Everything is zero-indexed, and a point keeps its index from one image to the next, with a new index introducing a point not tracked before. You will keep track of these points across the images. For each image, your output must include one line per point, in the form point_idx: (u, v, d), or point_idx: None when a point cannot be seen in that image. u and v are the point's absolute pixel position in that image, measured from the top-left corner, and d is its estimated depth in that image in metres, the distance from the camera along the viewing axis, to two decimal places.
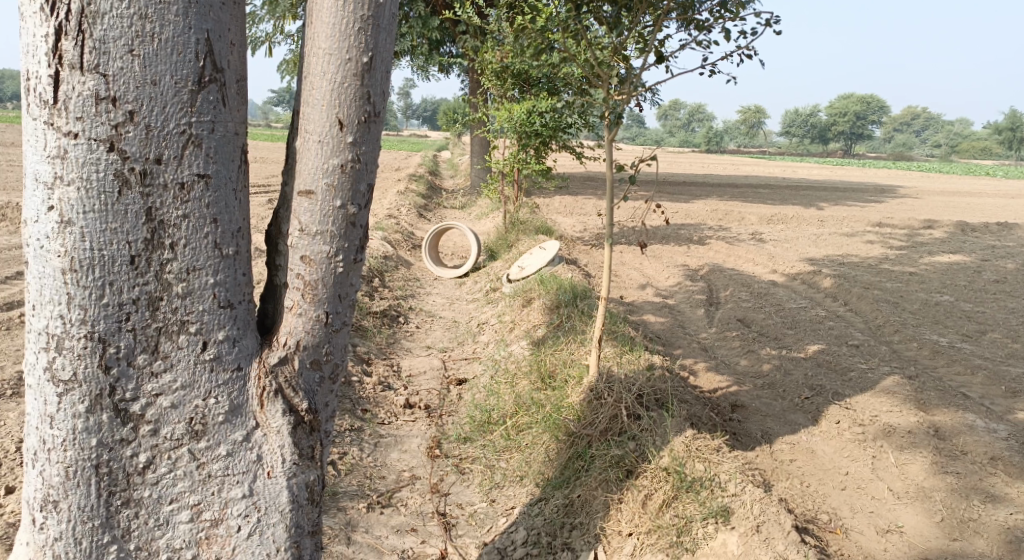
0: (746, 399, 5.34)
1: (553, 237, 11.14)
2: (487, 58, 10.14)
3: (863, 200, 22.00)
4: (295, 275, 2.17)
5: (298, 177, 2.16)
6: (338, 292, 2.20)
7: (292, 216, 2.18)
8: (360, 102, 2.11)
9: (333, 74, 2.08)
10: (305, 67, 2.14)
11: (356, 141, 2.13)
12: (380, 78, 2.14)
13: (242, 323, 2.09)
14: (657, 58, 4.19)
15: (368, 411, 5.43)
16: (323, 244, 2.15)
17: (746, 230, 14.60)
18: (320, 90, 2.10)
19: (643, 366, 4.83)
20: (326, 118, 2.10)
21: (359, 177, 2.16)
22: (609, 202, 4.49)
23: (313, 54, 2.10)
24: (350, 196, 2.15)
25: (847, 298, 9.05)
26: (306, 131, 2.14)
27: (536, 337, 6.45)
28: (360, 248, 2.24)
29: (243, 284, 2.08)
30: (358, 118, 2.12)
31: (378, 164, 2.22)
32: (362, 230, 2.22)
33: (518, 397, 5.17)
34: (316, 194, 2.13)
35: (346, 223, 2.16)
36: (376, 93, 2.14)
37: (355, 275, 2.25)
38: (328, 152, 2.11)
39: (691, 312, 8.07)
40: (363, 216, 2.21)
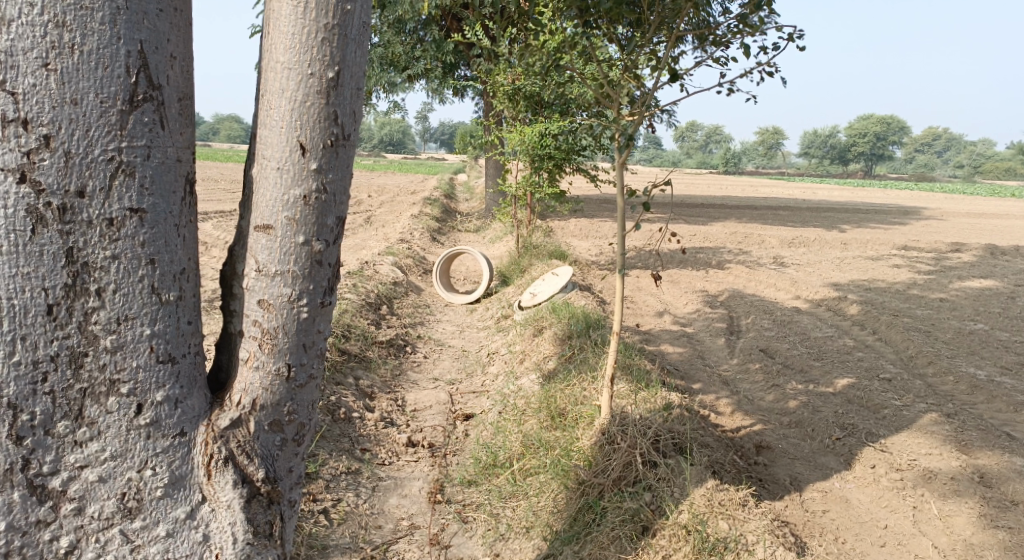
0: (771, 439, 4.97)
1: (567, 262, 10.83)
2: (498, 81, 9.91)
3: (886, 222, 21.54)
4: (253, 321, 1.88)
5: (256, 210, 1.89)
6: (304, 341, 1.91)
7: (248, 254, 1.90)
8: (326, 123, 1.84)
9: (293, 91, 1.82)
10: (262, 83, 1.89)
11: (322, 168, 1.85)
12: (348, 96, 1.88)
13: (187, 380, 1.81)
14: (672, 76, 3.88)
15: (368, 451, 5.11)
16: (284, 287, 1.86)
17: (766, 254, 14.23)
18: (279, 110, 1.84)
19: (660, 406, 4.49)
20: (286, 142, 1.83)
21: (325, 209, 1.88)
22: (621, 230, 4.15)
23: (271, 69, 1.85)
24: (316, 231, 1.87)
25: (875, 327, 8.63)
26: (264, 156, 1.88)
27: (547, 370, 6.12)
28: (330, 290, 1.95)
29: (187, 333, 1.79)
30: (324, 142, 1.84)
31: (348, 195, 1.93)
32: (331, 270, 1.94)
33: (527, 436, 4.83)
34: (276, 228, 1.86)
35: (311, 263, 1.88)
36: (345, 112, 1.87)
37: (324, 322, 1.95)
38: (289, 181, 1.84)
39: (711, 341, 7.70)
40: (332, 253, 1.92)
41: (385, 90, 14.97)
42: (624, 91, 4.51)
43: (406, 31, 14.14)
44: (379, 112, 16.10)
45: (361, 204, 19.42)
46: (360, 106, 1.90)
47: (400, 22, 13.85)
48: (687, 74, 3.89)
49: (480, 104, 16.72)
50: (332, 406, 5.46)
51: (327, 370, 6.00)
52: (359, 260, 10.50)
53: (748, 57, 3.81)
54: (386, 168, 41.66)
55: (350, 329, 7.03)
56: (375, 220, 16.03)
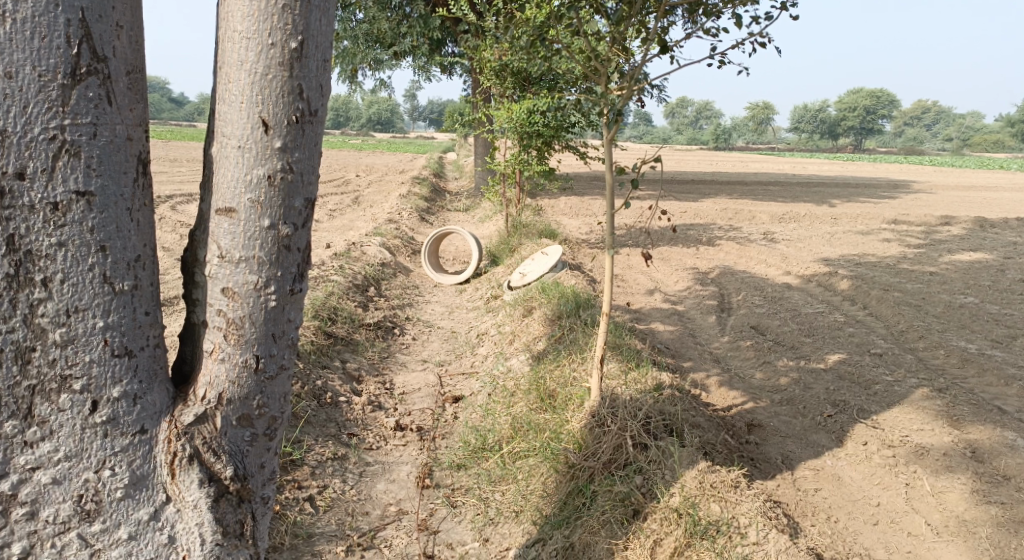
0: (763, 418, 4.90)
1: (557, 240, 10.71)
2: (485, 57, 9.72)
3: (876, 196, 21.46)
4: (218, 310, 1.83)
5: (217, 193, 1.83)
6: (272, 331, 1.85)
7: (211, 239, 1.84)
8: (290, 98, 1.78)
9: (254, 63, 1.76)
10: (221, 58, 1.84)
11: (287, 144, 1.79)
12: (313, 70, 1.82)
13: (146, 375, 1.79)
14: (661, 48, 3.74)
15: (356, 435, 5.02)
16: (251, 274, 1.80)
17: (757, 230, 14.14)
18: (239, 84, 1.78)
19: (650, 386, 4.41)
20: (248, 118, 1.78)
21: (291, 189, 1.81)
22: (609, 208, 4.02)
23: (229, 43, 1.80)
24: (282, 213, 1.81)
25: (866, 302, 8.57)
26: (225, 135, 1.83)
27: (537, 351, 6.03)
28: (301, 274, 1.88)
29: (145, 324, 1.78)
30: (289, 117, 1.79)
31: (316, 174, 1.88)
32: (300, 255, 1.87)
33: (516, 418, 4.75)
34: (239, 211, 1.80)
35: (277, 246, 1.81)
36: (309, 87, 1.81)
37: (294, 310, 1.89)
38: (252, 159, 1.78)
39: (702, 319, 7.63)
40: (301, 236, 1.86)
41: (371, 68, 14.72)
42: (612, 64, 4.38)
43: (391, 7, 13.87)
44: (365, 91, 15.84)
45: (349, 184, 19.18)
46: (326, 80, 1.85)
47: None
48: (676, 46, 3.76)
49: (468, 82, 16.49)
50: (318, 391, 5.36)
51: (313, 353, 5.89)
52: (346, 241, 10.35)
53: (740, 27, 3.67)
54: (375, 148, 41.19)
55: (336, 311, 6.91)
56: (363, 201, 15.83)
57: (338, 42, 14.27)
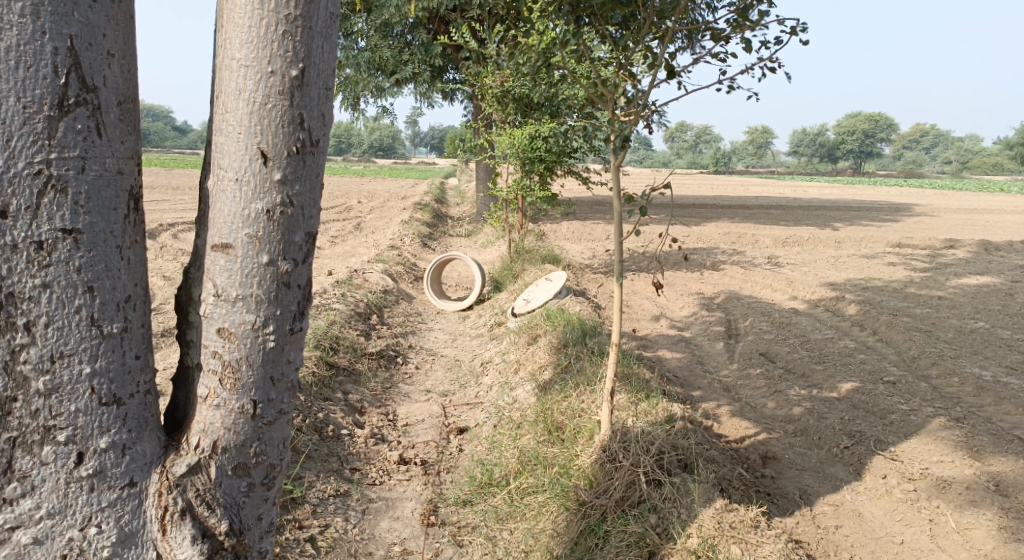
0: (777, 450, 4.76)
1: (561, 266, 10.61)
2: (487, 83, 9.71)
3: (878, 219, 21.44)
4: (212, 352, 1.77)
5: (214, 227, 1.77)
6: (271, 373, 1.78)
7: (206, 276, 1.78)
8: (290, 128, 1.71)
9: (252, 92, 1.70)
10: (217, 85, 1.77)
11: (286, 177, 1.73)
12: (315, 98, 1.75)
13: (135, 424, 1.73)
14: (670, 73, 3.66)
15: (358, 471, 4.89)
16: (248, 313, 1.74)
17: (761, 254, 14.08)
18: (236, 114, 1.71)
19: (661, 419, 4.28)
20: (246, 149, 1.71)
21: (291, 223, 1.75)
22: (618, 235, 3.91)
23: (226, 69, 1.73)
24: (282, 249, 1.74)
25: (875, 327, 8.46)
26: (221, 167, 1.76)
27: (543, 380, 5.90)
28: (301, 313, 1.82)
29: (135, 369, 1.72)
30: (289, 148, 1.72)
31: (317, 206, 1.81)
32: (301, 292, 1.81)
33: (523, 452, 4.62)
34: (236, 247, 1.73)
35: (277, 285, 1.75)
36: (310, 115, 1.74)
37: (295, 351, 1.83)
38: (249, 193, 1.72)
39: (710, 346, 7.50)
40: (301, 272, 1.80)
41: (373, 95, 14.74)
42: (618, 90, 4.30)
43: (393, 35, 13.92)
44: (367, 118, 15.86)
45: (350, 210, 19.15)
46: (327, 107, 1.78)
47: (387, 26, 13.67)
48: (685, 71, 3.68)
49: (469, 108, 16.55)
50: (319, 424, 5.23)
51: (315, 385, 5.77)
52: (347, 268, 10.26)
53: (750, 51, 3.60)
54: (376, 173, 41.31)
55: (338, 340, 6.79)
56: (365, 227, 15.81)
57: (340, 69, 14.30)
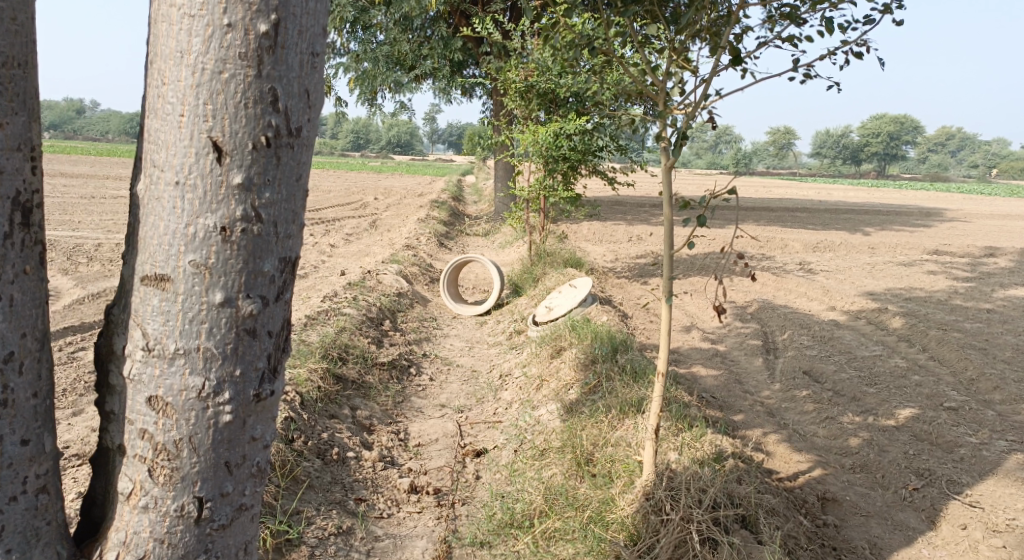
0: (836, 490, 4.25)
1: (584, 270, 10.04)
2: (509, 77, 9.18)
3: (909, 224, 20.60)
4: (143, 430, 1.82)
5: (150, 258, 1.77)
6: (228, 459, 1.84)
7: (144, 318, 1.79)
8: (257, 112, 1.68)
9: (204, 58, 1.66)
10: (158, 43, 1.72)
11: (248, 179, 1.70)
12: (293, 74, 1.71)
13: (17, 539, 1.88)
14: (738, 56, 3.09)
15: (364, 501, 4.39)
16: (194, 378, 1.76)
17: (792, 260, 13.42)
18: (184, 88, 1.67)
19: (709, 455, 3.74)
20: (195, 136, 1.68)
21: (257, 250, 1.73)
22: (667, 243, 3.32)
23: (171, 28, 1.68)
24: (244, 282, 1.73)
25: (924, 344, 7.86)
26: (163, 157, 1.73)
27: (569, 400, 5.38)
28: (273, 369, 1.85)
29: (18, 460, 1.86)
30: (255, 140, 1.69)
31: (291, 211, 1.78)
32: (271, 337, 1.82)
33: (548, 486, 4.11)
34: (181, 271, 1.72)
35: (236, 327, 1.75)
36: (290, 102, 1.71)
37: (261, 424, 1.88)
38: (203, 202, 1.70)
39: (747, 361, 6.94)
40: (268, 312, 1.79)
41: (390, 90, 14.24)
42: (670, 78, 3.74)
43: (412, 28, 13.43)
44: (385, 113, 15.35)
45: (366, 207, 18.60)
46: (302, 80, 1.73)
47: (407, 19, 13.14)
48: (751, 55, 3.14)
49: (488, 105, 16.02)
50: (323, 446, 4.80)
51: (320, 401, 5.31)
52: (360, 269, 9.76)
53: (832, 33, 3.05)
54: (391, 170, 40.83)
55: (348, 349, 6.32)
56: (380, 225, 15.28)
57: (357, 62, 13.76)
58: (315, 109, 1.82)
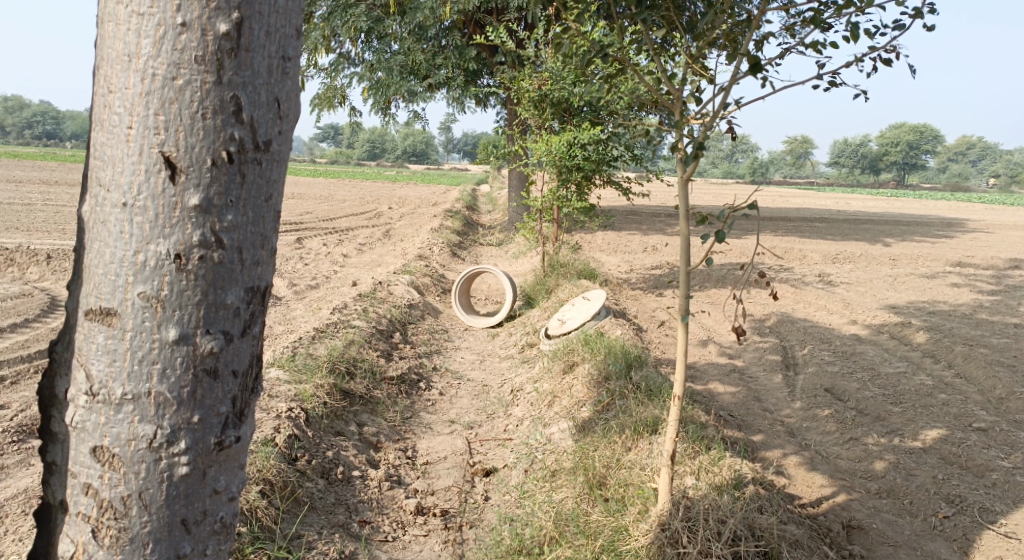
0: (862, 517, 4.05)
1: (598, 281, 9.88)
2: (523, 86, 9.05)
3: (931, 235, 20.28)
4: (87, 485, 1.64)
5: (96, 290, 1.60)
6: (186, 516, 1.64)
7: (88, 358, 1.62)
8: (217, 124, 1.51)
9: (155, 62, 1.50)
10: (104, 47, 1.57)
11: (207, 200, 1.53)
12: (260, 80, 1.55)
13: None
14: (758, 63, 2.92)
15: (369, 523, 4.24)
16: (145, 426, 1.58)
17: (811, 272, 13.18)
18: (132, 97, 1.52)
19: (728, 481, 3.56)
20: (145, 152, 1.52)
21: (219, 281, 1.56)
22: (684, 259, 3.14)
23: (119, 30, 1.53)
24: (202, 316, 1.56)
25: (949, 360, 7.62)
26: (109, 175, 1.57)
27: (581, 418, 5.20)
28: (239, 414, 1.67)
29: None
30: (215, 155, 1.52)
31: (260, 235, 1.61)
32: (236, 379, 1.64)
33: (559, 511, 3.94)
34: (130, 304, 1.56)
35: (193, 368, 1.57)
36: (257, 112, 1.55)
37: (225, 476, 1.69)
38: (155, 226, 1.53)
39: (767, 378, 6.74)
40: (232, 349, 1.61)
41: (404, 100, 14.19)
42: (686, 87, 3.58)
43: (426, 38, 13.37)
44: (398, 123, 15.30)
45: (380, 217, 18.54)
46: (270, 88, 1.57)
47: (421, 29, 13.09)
48: (772, 62, 2.97)
49: (502, 114, 15.94)
50: (328, 464, 4.66)
51: (325, 417, 5.18)
52: (372, 279, 9.65)
53: (860, 39, 2.89)
54: (407, 180, 40.94)
55: (356, 363, 6.19)
56: (393, 235, 15.21)
57: (371, 72, 13.71)
58: (288, 121, 1.66)
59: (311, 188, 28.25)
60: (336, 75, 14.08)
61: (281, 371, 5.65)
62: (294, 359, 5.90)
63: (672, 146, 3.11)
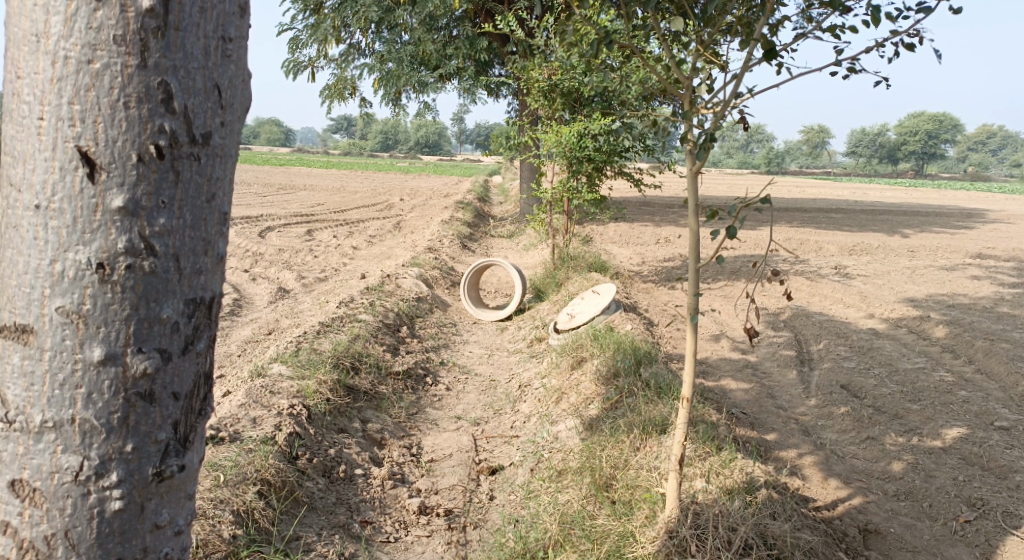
0: (879, 520, 3.91)
1: (609, 274, 9.72)
2: (533, 76, 8.89)
3: (949, 226, 19.94)
4: (5, 523, 1.52)
5: (8, 303, 1.47)
6: (122, 553, 1.55)
7: (3, 381, 1.50)
8: (142, 114, 1.40)
9: (66, 43, 1.38)
10: (12, 27, 1.44)
11: (133, 201, 1.42)
12: (194, 63, 1.44)
13: None
14: (773, 48, 2.76)
15: (371, 524, 4.15)
16: (69, 456, 1.47)
17: (828, 264, 12.96)
18: (43, 85, 1.39)
19: (739, 484, 3.43)
20: (60, 147, 1.40)
21: (151, 294, 1.45)
22: (693, 256, 2.99)
23: (26, 8, 1.41)
24: (133, 333, 1.45)
25: (970, 356, 7.43)
26: (19, 174, 1.44)
27: (589, 416, 5.08)
28: (184, 440, 1.57)
29: None
30: (142, 149, 1.41)
31: (198, 241, 1.50)
32: (178, 402, 1.54)
33: (564, 513, 3.82)
34: (47, 319, 1.44)
35: (123, 392, 1.47)
36: (191, 100, 1.44)
37: (168, 509, 1.60)
38: (73, 232, 1.42)
39: (780, 374, 6.58)
40: (170, 370, 1.50)
41: (415, 90, 14.05)
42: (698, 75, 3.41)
43: (437, 28, 13.21)
44: (409, 114, 15.18)
45: (391, 208, 18.45)
46: (205, 73, 1.46)
47: (432, 18, 12.92)
48: (788, 48, 2.81)
49: (513, 104, 15.76)
50: (329, 463, 4.57)
51: (328, 414, 5.08)
52: (380, 272, 9.55)
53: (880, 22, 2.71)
54: (419, 171, 40.80)
55: (360, 358, 6.09)
56: (404, 227, 15.11)
57: (381, 63, 13.56)
58: (231, 110, 1.54)
59: (323, 180, 28.17)
60: (346, 66, 13.94)
61: (284, 366, 5.56)
62: (298, 354, 5.81)
63: (682, 136, 2.96)
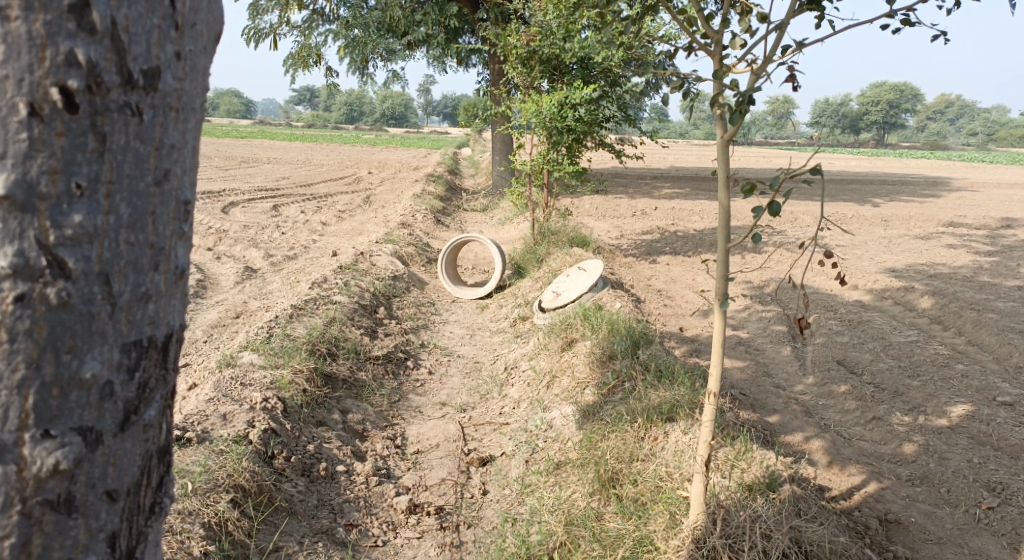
0: (898, 508, 3.70)
1: (591, 249, 9.40)
2: (510, 42, 8.46)
3: (918, 194, 20.00)
4: None
5: None
6: None
7: None
8: (47, 34, 1.21)
9: None
10: None
11: (28, 183, 1.23)
12: None
13: None
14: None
15: (356, 527, 3.83)
16: None
17: (806, 234, 12.80)
18: None
19: (760, 480, 3.18)
20: None
21: (64, 341, 1.28)
22: (723, 236, 2.70)
23: None
24: (34, 409, 1.28)
25: (959, 327, 7.31)
26: None
27: (586, 402, 4.80)
28: (126, 553, 1.44)
29: None
30: (42, 94, 1.22)
31: (128, 279, 1.33)
32: (113, 505, 1.39)
33: (569, 512, 3.56)
34: None
35: (21, 502, 1.30)
36: (122, 12, 1.25)
37: None
38: None
39: (774, 350, 6.38)
40: (97, 460, 1.35)
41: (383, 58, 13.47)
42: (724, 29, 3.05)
43: None
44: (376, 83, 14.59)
45: (359, 182, 17.88)
46: None
47: None
48: None
49: (484, 73, 15.24)
50: (309, 460, 4.24)
51: (306, 406, 4.73)
52: (353, 249, 9.12)
53: None
54: (385, 143, 39.91)
55: (337, 343, 5.72)
56: (374, 202, 14.59)
57: (347, 29, 12.95)
58: (186, 28, 1.36)
59: (288, 153, 27.26)
60: (310, 33, 13.30)
61: (255, 355, 5.16)
62: (270, 341, 5.42)
63: (713, 99, 2.65)
